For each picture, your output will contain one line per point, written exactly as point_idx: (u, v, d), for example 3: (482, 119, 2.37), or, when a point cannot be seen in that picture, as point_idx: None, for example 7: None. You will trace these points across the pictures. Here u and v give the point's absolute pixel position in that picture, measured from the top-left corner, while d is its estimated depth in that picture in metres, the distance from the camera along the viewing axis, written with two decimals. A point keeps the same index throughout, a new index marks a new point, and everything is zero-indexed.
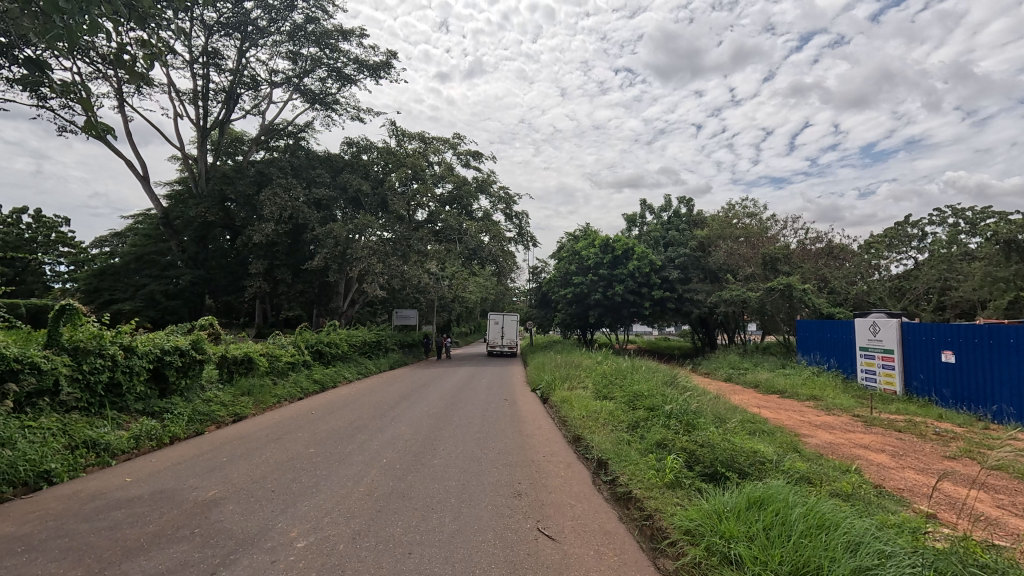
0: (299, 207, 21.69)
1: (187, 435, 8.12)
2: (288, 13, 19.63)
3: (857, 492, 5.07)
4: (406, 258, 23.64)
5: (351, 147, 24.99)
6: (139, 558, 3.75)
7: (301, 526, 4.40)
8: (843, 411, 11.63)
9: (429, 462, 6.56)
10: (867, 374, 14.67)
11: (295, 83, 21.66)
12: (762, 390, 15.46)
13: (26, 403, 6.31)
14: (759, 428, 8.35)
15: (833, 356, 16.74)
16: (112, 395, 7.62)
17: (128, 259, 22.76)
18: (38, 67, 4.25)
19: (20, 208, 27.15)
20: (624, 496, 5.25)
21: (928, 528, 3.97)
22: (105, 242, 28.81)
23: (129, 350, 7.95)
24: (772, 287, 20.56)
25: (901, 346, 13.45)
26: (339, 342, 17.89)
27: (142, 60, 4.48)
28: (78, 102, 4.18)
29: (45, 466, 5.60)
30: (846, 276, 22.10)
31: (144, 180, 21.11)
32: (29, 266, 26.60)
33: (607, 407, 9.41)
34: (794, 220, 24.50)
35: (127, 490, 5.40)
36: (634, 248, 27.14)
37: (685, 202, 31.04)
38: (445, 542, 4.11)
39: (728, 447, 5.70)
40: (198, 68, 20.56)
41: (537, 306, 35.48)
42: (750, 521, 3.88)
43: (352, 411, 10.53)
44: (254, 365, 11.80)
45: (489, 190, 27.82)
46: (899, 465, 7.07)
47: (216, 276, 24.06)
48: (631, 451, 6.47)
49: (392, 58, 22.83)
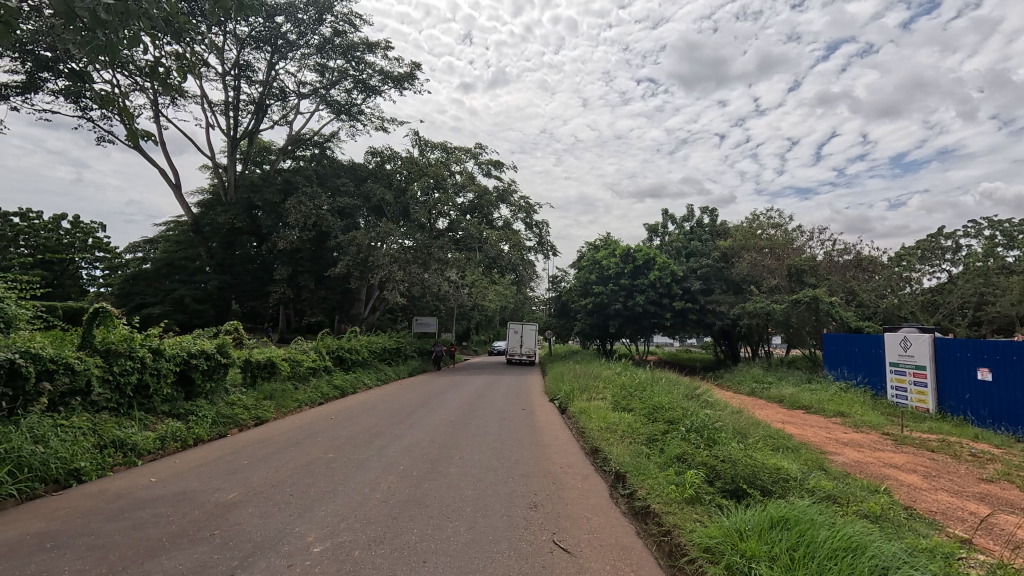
0: (323, 215, 22.03)
1: (210, 437, 8.27)
2: (317, 26, 20.13)
3: (887, 513, 4.90)
4: (427, 266, 23.78)
5: (375, 157, 25.41)
6: (159, 557, 3.83)
7: (318, 531, 4.42)
8: (872, 429, 11.26)
9: (445, 471, 6.53)
10: (899, 391, 14.15)
11: (322, 94, 22.19)
12: (787, 405, 15.05)
13: (60, 402, 6.52)
14: (783, 445, 8.14)
15: (861, 372, 16.23)
16: (141, 396, 7.84)
17: (159, 265, 23.65)
18: (81, 78, 4.44)
19: (60, 214, 28.32)
20: (642, 511, 5.15)
21: (962, 554, 3.79)
22: (138, 248, 29.84)
23: (157, 353, 8.19)
24: (798, 299, 20.13)
25: (934, 362, 13.01)
26: (360, 349, 18.12)
27: (176, 71, 4.62)
28: (118, 114, 4.38)
29: (75, 464, 5.77)
30: (875, 289, 21.45)
31: (175, 188, 21.87)
32: (68, 270, 27.65)
33: (626, 419, 9.27)
34: (820, 231, 23.93)
35: (153, 488, 5.59)
36: (655, 258, 26.94)
37: (709, 212, 30.67)
38: (459, 552, 4.09)
39: (750, 464, 5.56)
40: (230, 80, 21.22)
41: (556, 315, 35.30)
42: (773, 541, 3.74)
43: (370, 418, 10.62)
44: (276, 369, 12.04)
45: (510, 199, 27.92)
46: (932, 487, 6.79)
47: (241, 281, 24.53)
48: (650, 465, 6.35)
49: (416, 69, 23.20)
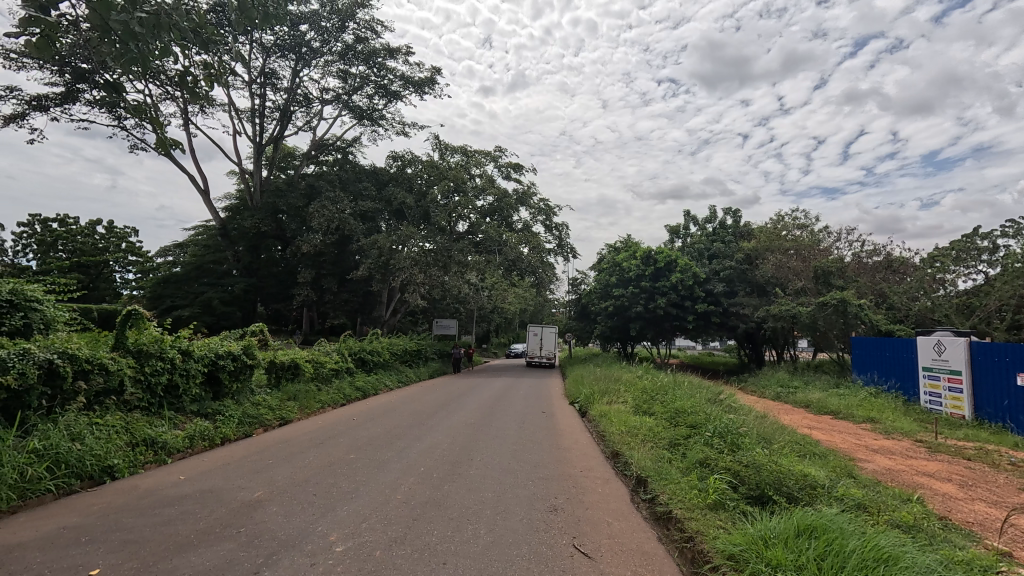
0: (345, 219, 22.38)
1: (236, 436, 8.46)
2: (339, 33, 20.48)
3: (920, 523, 4.74)
4: (447, 268, 23.92)
5: (396, 161, 25.74)
6: (187, 553, 3.92)
7: (340, 531, 4.48)
8: (904, 436, 10.91)
9: (466, 473, 6.55)
10: (932, 397, 13.67)
11: (344, 99, 22.56)
12: (814, 410, 14.69)
13: (95, 401, 6.75)
14: (810, 451, 7.94)
15: (892, 377, 15.73)
16: (171, 396, 8.07)
17: (189, 268, 24.32)
18: (116, 90, 4.62)
19: (95, 220, 29.33)
20: (664, 516, 5.08)
21: (1000, 568, 3.65)
22: (168, 252, 30.73)
23: (186, 354, 8.41)
24: (825, 302, 19.65)
25: (970, 366, 12.53)
26: (381, 350, 18.33)
27: (203, 80, 4.75)
28: (149, 122, 4.54)
29: (109, 461, 5.95)
30: (907, 291, 20.79)
31: (204, 193, 22.49)
32: (102, 274, 28.58)
33: (648, 423, 9.16)
34: (848, 231, 23.34)
35: (181, 486, 5.73)
36: (677, 260, 26.63)
37: (732, 213, 30.20)
38: (479, 555, 4.09)
39: (775, 470, 5.43)
40: (256, 88, 21.76)
41: (576, 318, 35.14)
42: (799, 550, 3.64)
43: (391, 419, 10.73)
44: (300, 370, 12.25)
45: (530, 201, 27.95)
46: (968, 497, 6.53)
47: (266, 284, 25.07)
48: (672, 470, 6.25)
49: (437, 73, 23.44)
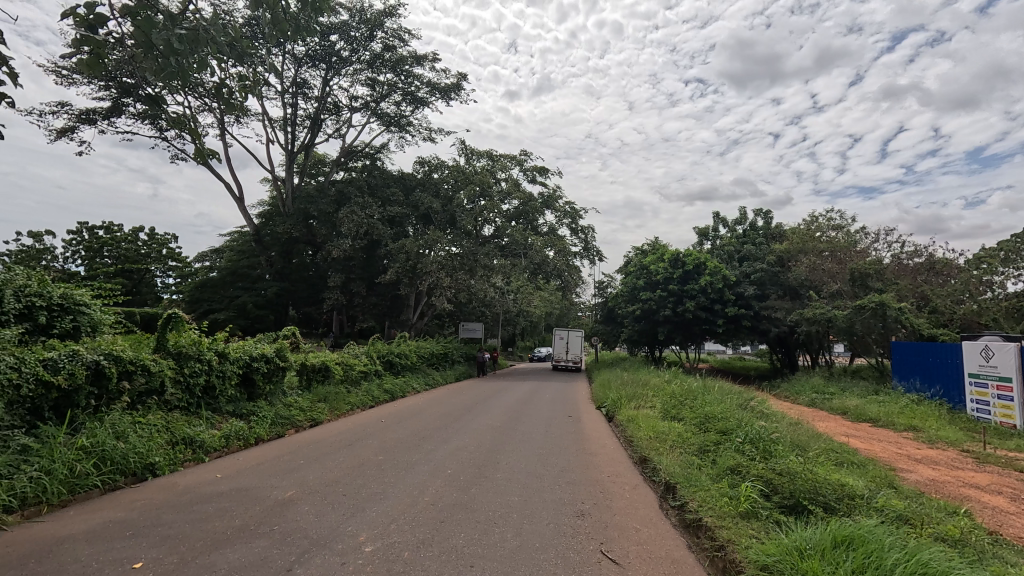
0: (374, 224, 22.79)
1: (269, 436, 8.70)
2: (368, 42, 20.91)
3: (967, 537, 4.52)
4: (473, 272, 24.07)
5: (423, 166, 26.11)
6: (224, 549, 4.05)
7: (368, 532, 4.55)
8: (949, 445, 10.43)
9: (492, 477, 6.57)
10: (980, 405, 13.02)
11: (372, 107, 23.00)
12: (851, 417, 14.19)
13: (138, 400, 7.05)
14: (847, 459, 7.66)
15: (936, 383, 15.06)
16: (208, 396, 8.36)
17: (224, 273, 25.14)
18: (158, 103, 4.86)
19: (138, 227, 30.62)
20: (694, 524, 4.98)
21: None
22: (205, 257, 31.81)
23: (222, 355, 8.70)
24: (863, 305, 18.98)
25: (1020, 373, 11.89)
26: (409, 353, 18.55)
27: (238, 91, 4.94)
28: (187, 132, 4.75)
29: (151, 459, 6.19)
30: (951, 294, 19.90)
31: (239, 201, 23.26)
32: (144, 279, 29.80)
33: (676, 428, 9.01)
34: (887, 232, 22.51)
35: (217, 484, 5.92)
36: (706, 263, 26.16)
37: (762, 215, 29.49)
38: (506, 558, 4.10)
39: (811, 478, 5.27)
40: (288, 98, 22.39)
41: (603, 321, 34.84)
42: (837, 562, 3.51)
43: (418, 422, 10.86)
44: (330, 373, 12.51)
45: (555, 205, 27.90)
46: (1021, 511, 6.20)
47: (297, 288, 25.71)
48: (702, 477, 6.12)
49: (463, 79, 23.68)
